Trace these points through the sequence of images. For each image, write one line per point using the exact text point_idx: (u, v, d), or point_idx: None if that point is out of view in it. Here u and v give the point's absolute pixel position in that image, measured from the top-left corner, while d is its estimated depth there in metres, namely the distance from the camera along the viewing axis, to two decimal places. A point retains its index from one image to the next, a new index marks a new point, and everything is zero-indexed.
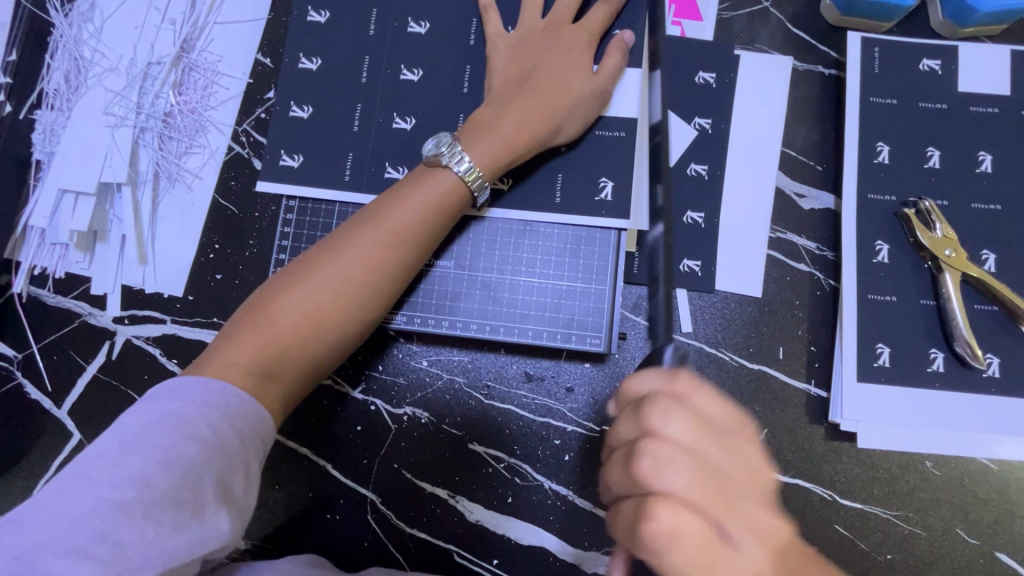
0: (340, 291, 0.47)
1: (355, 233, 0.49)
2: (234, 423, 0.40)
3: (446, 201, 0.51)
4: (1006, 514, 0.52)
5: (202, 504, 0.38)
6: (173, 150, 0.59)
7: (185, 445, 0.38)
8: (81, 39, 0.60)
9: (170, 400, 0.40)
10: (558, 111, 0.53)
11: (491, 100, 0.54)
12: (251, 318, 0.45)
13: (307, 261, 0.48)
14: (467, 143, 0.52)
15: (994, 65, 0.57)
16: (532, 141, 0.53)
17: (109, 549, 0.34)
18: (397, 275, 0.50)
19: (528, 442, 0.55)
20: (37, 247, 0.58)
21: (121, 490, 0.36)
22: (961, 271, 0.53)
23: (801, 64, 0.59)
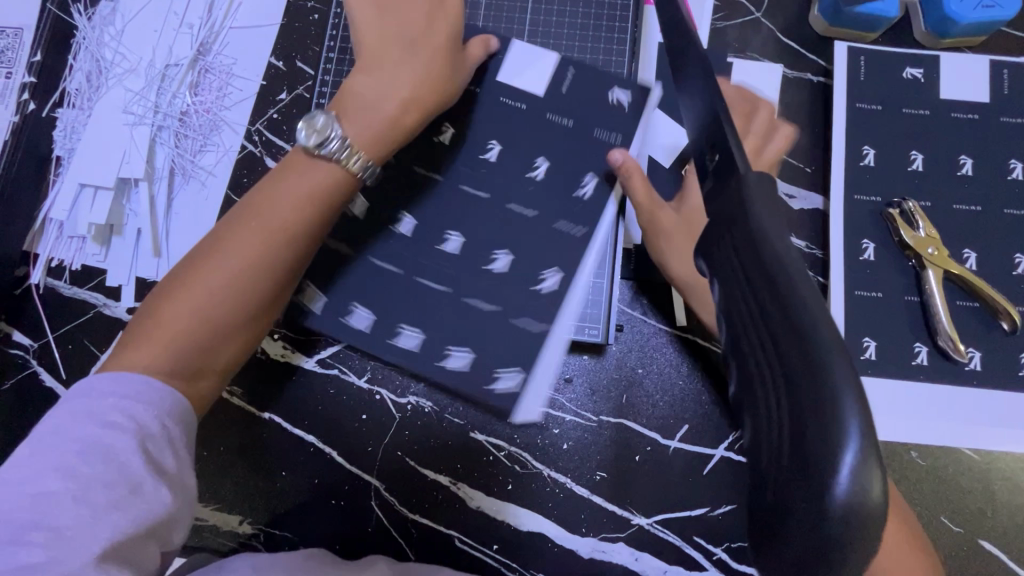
0: (226, 284, 0.45)
1: (240, 225, 0.46)
2: (152, 406, 0.41)
3: (328, 186, 0.48)
4: (989, 503, 0.54)
5: (137, 480, 0.39)
6: (188, 147, 0.62)
7: (102, 433, 0.39)
8: (102, 41, 0.62)
9: (78, 399, 0.40)
10: (417, 90, 0.51)
11: (382, 69, 0.51)
12: (145, 319, 0.44)
13: (195, 257, 0.46)
14: (344, 124, 0.50)
15: (974, 73, 0.60)
16: (403, 120, 0.51)
17: (47, 533, 0.36)
18: (284, 262, 0.47)
19: (528, 430, 0.57)
20: (55, 240, 0.60)
21: (48, 482, 0.37)
22: (943, 268, 0.55)
23: (791, 71, 0.62)
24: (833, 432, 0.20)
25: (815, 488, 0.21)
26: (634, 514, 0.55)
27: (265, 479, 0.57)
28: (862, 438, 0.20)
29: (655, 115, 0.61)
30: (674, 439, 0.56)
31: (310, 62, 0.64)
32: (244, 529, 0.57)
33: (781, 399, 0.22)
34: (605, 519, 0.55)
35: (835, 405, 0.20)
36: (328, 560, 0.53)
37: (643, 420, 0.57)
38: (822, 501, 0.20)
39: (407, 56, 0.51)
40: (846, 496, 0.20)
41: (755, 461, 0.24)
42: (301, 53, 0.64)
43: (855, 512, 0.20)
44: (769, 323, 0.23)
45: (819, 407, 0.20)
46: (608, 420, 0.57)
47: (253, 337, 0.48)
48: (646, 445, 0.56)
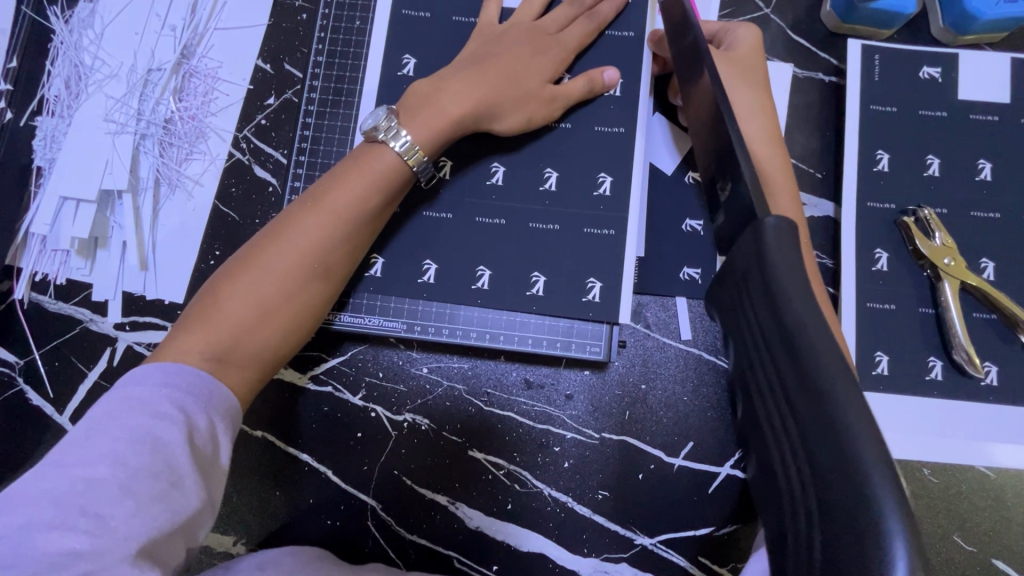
0: (285, 273, 0.46)
1: (300, 214, 0.47)
2: (202, 401, 0.40)
3: (387, 178, 0.49)
4: (1004, 522, 0.52)
5: (180, 472, 0.38)
6: (174, 156, 0.59)
7: (155, 424, 0.38)
8: (81, 45, 0.60)
9: (132, 387, 0.40)
10: (501, 99, 0.53)
11: (435, 75, 0.53)
12: (201, 307, 0.44)
13: (253, 246, 0.47)
14: (405, 118, 0.51)
15: (994, 72, 0.57)
16: (468, 118, 0.52)
17: (92, 522, 0.34)
18: (345, 254, 0.49)
19: (528, 448, 0.55)
20: (38, 253, 0.58)
21: (95, 468, 0.36)
22: (960, 279, 0.53)
23: (801, 71, 0.59)
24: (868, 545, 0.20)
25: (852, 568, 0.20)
26: (637, 534, 0.54)
27: (258, 497, 0.56)
28: (897, 515, 0.20)
29: (653, 119, 0.59)
30: (678, 457, 0.54)
31: (299, 65, 0.61)
32: (237, 549, 0.56)
33: (816, 496, 0.23)
34: (608, 539, 0.54)
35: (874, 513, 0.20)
36: (319, 556, 0.51)
37: (647, 438, 0.55)
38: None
39: (495, 68, 0.53)
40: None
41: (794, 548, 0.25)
42: (289, 55, 0.61)
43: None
44: (800, 420, 0.24)
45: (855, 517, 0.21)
46: (610, 438, 0.55)
47: (306, 328, 0.48)
48: (650, 463, 0.54)
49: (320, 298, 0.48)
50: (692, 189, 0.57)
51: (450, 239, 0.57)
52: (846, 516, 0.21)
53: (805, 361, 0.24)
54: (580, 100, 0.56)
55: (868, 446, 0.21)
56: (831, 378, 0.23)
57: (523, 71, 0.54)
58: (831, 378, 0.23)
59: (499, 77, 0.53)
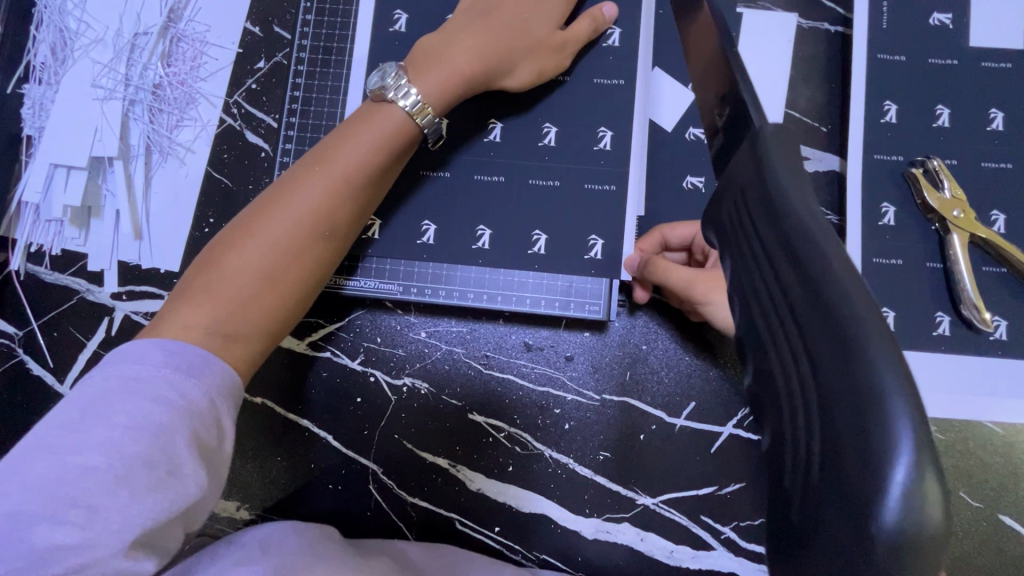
0: (288, 240, 0.44)
1: (300, 180, 0.46)
2: (203, 384, 0.38)
3: (390, 138, 0.47)
4: (1012, 477, 0.52)
5: (178, 462, 0.35)
6: (164, 122, 0.58)
7: (155, 409, 0.35)
8: (65, 10, 0.59)
9: (129, 363, 0.37)
10: (511, 51, 0.51)
11: (444, 29, 0.51)
12: (199, 276, 0.43)
13: (252, 213, 0.45)
14: (415, 77, 0.49)
15: (1007, 17, 0.55)
16: (480, 78, 0.51)
17: (83, 514, 0.33)
18: (347, 221, 0.47)
19: (528, 411, 0.55)
20: (32, 224, 0.58)
21: (88, 456, 0.34)
22: (970, 231, 0.51)
23: (806, 20, 0.57)
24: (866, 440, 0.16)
25: (858, 506, 0.17)
26: (638, 494, 0.54)
27: (260, 463, 0.56)
28: (915, 442, 0.16)
29: (655, 74, 0.57)
30: (680, 416, 0.54)
31: (288, 27, 0.60)
32: (241, 515, 0.56)
33: (814, 424, 0.19)
34: (609, 499, 0.54)
35: (882, 409, 0.16)
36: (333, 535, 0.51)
37: (648, 398, 0.54)
38: (868, 522, 0.16)
39: (502, 18, 0.51)
40: (895, 522, 0.16)
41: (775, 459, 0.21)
42: (277, 16, 0.60)
43: (908, 539, 0.16)
44: (801, 334, 0.20)
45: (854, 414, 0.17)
46: (610, 398, 0.54)
47: (307, 298, 0.47)
48: (651, 423, 0.54)
49: (323, 267, 0.47)
50: (693, 146, 0.56)
51: (442, 200, 0.56)
52: (853, 445, 0.17)
53: (808, 262, 0.19)
54: (587, 41, 0.54)
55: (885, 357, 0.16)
56: (841, 273, 0.18)
57: (531, 19, 0.51)
58: (828, 260, 0.19)
59: (507, 27, 0.51)
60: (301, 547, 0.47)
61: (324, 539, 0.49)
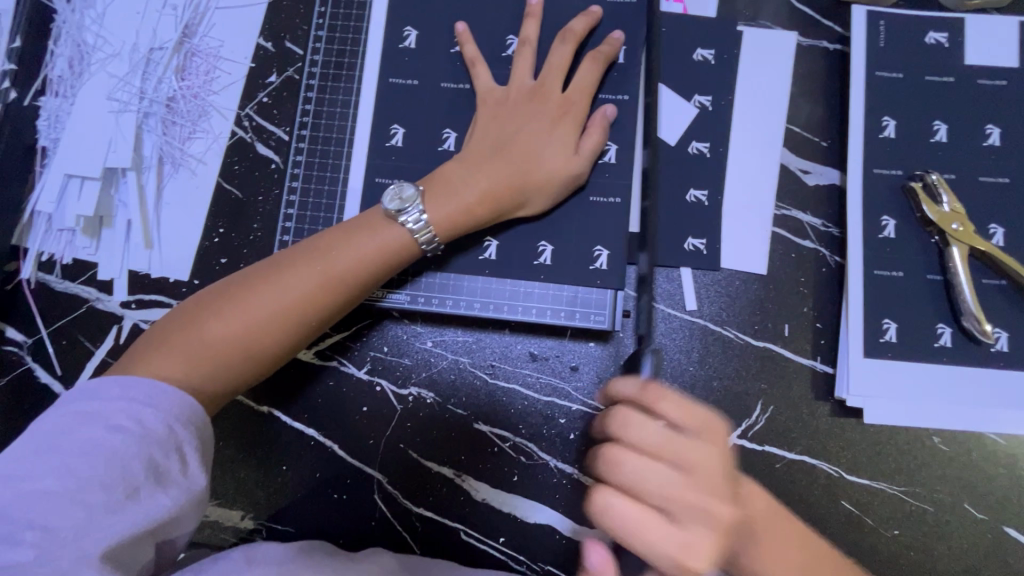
0: (272, 321, 0.46)
1: (300, 264, 0.47)
2: (159, 411, 0.39)
3: (388, 252, 0.49)
4: (1015, 488, 0.52)
5: (138, 482, 0.37)
6: (177, 135, 0.60)
7: (111, 435, 0.37)
8: (83, 25, 0.60)
9: (87, 399, 0.39)
10: (527, 186, 0.53)
11: (462, 156, 0.53)
12: (181, 332, 0.44)
13: (243, 281, 0.47)
14: (427, 201, 0.51)
15: (1001, 36, 0.57)
16: (491, 213, 0.52)
17: (41, 533, 0.34)
18: (331, 313, 0.48)
19: (534, 421, 0.55)
20: (44, 233, 0.59)
21: (46, 481, 0.35)
22: (968, 244, 0.52)
23: (805, 39, 0.58)
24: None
25: None
26: None
27: (263, 472, 0.56)
28: None
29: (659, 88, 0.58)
30: None
31: (300, 42, 0.61)
32: (245, 524, 0.56)
33: None
34: None
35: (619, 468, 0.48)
36: (324, 547, 0.51)
37: None
38: None
39: (515, 147, 0.53)
40: None
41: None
42: (290, 32, 0.61)
43: None
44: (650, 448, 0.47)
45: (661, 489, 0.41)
46: None
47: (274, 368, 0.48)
48: None
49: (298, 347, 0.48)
50: (696, 160, 0.57)
51: None
52: None
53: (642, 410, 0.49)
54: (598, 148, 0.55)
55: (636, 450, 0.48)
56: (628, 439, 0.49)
57: (546, 150, 0.53)
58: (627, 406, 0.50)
59: (519, 163, 0.52)
60: (293, 562, 0.47)
61: (318, 549, 0.50)
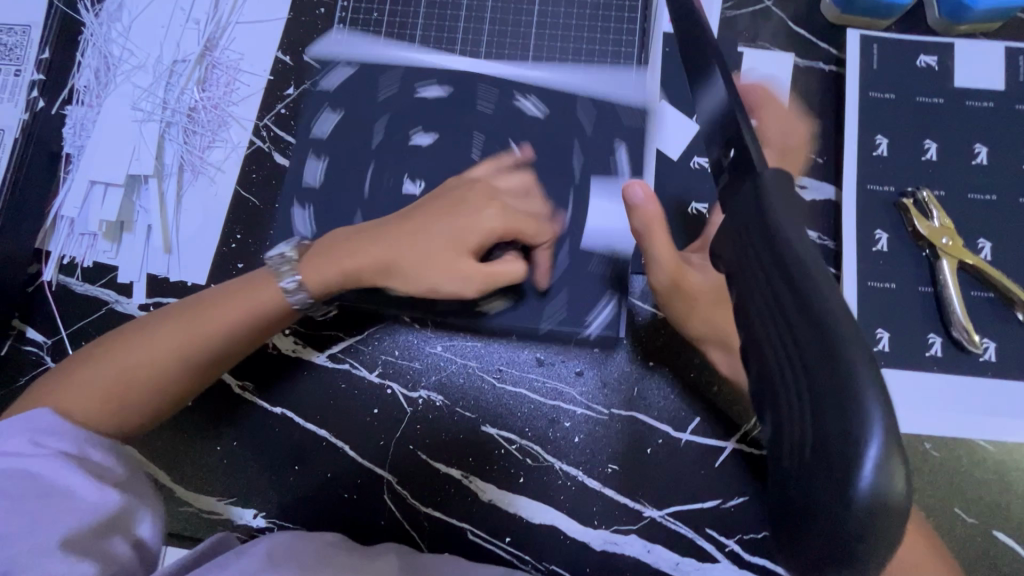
0: (115, 374, 0.50)
1: (187, 320, 0.52)
2: (63, 433, 0.45)
3: (259, 313, 0.53)
4: (1004, 494, 0.54)
5: (71, 484, 0.43)
6: (197, 144, 0.62)
7: (24, 458, 0.43)
8: (109, 37, 0.63)
9: (44, 432, 0.45)
10: (398, 261, 0.54)
11: (393, 219, 0.56)
12: (69, 377, 0.50)
13: (151, 327, 0.52)
14: (304, 267, 0.55)
15: (988, 60, 0.59)
16: (363, 277, 0.55)
17: (10, 535, 0.40)
18: (222, 358, 0.53)
19: (539, 424, 0.57)
20: (66, 237, 0.61)
21: (14, 494, 0.41)
22: (958, 258, 0.55)
23: (802, 60, 0.61)
24: (851, 383, 0.18)
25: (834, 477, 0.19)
26: (646, 507, 0.55)
27: (275, 473, 0.58)
28: (885, 433, 0.17)
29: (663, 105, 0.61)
30: (686, 431, 0.56)
31: (317, 56, 0.64)
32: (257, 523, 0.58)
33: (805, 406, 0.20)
34: (617, 512, 0.56)
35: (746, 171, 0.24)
36: (340, 542, 0.53)
37: (655, 412, 0.56)
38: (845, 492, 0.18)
39: (439, 219, 0.55)
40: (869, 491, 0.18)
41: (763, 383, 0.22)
42: (308, 47, 0.64)
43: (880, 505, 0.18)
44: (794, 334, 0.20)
45: (832, 377, 0.19)
46: (618, 413, 0.57)
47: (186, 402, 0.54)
48: (658, 437, 0.56)
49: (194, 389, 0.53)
50: (697, 174, 0.59)
51: None
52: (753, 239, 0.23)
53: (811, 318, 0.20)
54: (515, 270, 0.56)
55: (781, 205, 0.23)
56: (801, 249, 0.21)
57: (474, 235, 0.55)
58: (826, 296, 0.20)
59: (422, 247, 0.54)
60: (311, 559, 0.48)
61: (335, 545, 0.51)
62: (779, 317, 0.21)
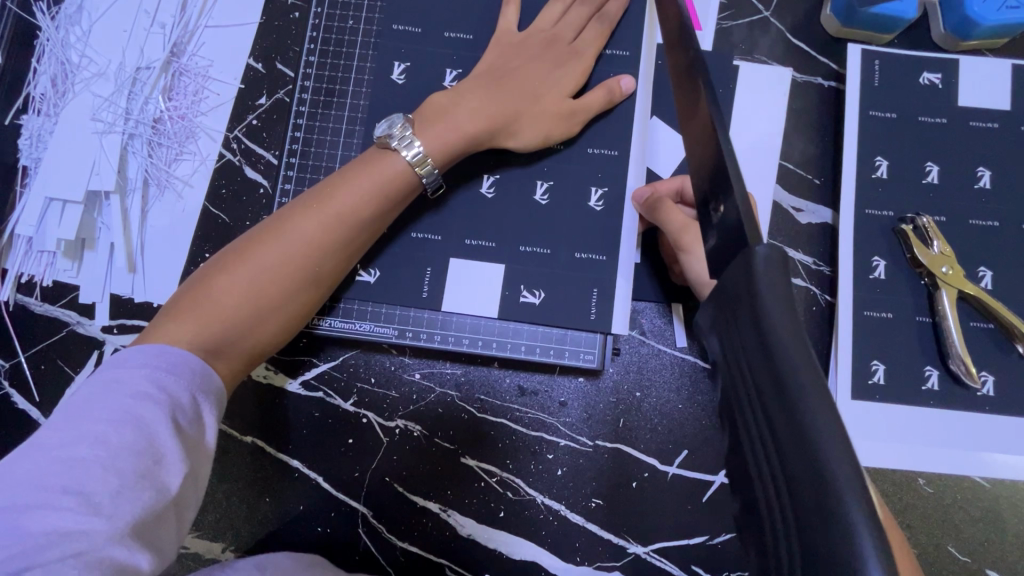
0: (271, 269, 0.45)
1: (305, 210, 0.47)
2: (184, 379, 0.39)
3: (392, 181, 0.50)
4: (999, 530, 0.52)
5: (163, 452, 0.36)
6: (163, 156, 0.58)
7: (136, 401, 0.37)
8: (67, 42, 0.59)
9: (131, 367, 0.38)
10: (518, 114, 0.54)
11: (454, 88, 0.54)
12: (190, 296, 0.44)
13: (261, 233, 0.47)
14: (419, 128, 0.51)
15: (995, 79, 0.57)
16: (483, 136, 0.53)
17: (79, 500, 0.33)
18: (351, 244, 0.49)
19: (521, 456, 0.55)
20: (24, 255, 0.57)
21: (76, 449, 0.34)
22: (958, 288, 0.52)
23: (800, 75, 0.58)
24: (837, 499, 0.19)
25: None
26: (630, 543, 0.53)
27: (246, 503, 0.55)
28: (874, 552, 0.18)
29: (653, 122, 0.58)
30: (672, 465, 0.54)
31: (291, 64, 0.60)
32: (226, 555, 0.55)
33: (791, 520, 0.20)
34: (601, 548, 0.54)
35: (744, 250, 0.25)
36: (319, 562, 0.50)
37: (641, 445, 0.54)
38: None
39: (521, 93, 0.54)
40: None
41: (752, 501, 0.23)
42: (281, 54, 0.60)
43: None
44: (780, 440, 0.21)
45: (819, 498, 0.19)
46: (603, 445, 0.54)
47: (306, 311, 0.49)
48: (644, 471, 0.54)
49: (318, 289, 0.49)
50: None
51: (438, 247, 0.57)
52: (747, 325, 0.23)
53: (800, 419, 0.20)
54: (601, 110, 0.56)
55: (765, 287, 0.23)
56: (786, 338, 0.22)
57: (543, 82, 0.55)
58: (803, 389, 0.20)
59: (518, 94, 0.54)
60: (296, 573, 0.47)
61: (322, 565, 0.50)
62: (771, 432, 0.21)
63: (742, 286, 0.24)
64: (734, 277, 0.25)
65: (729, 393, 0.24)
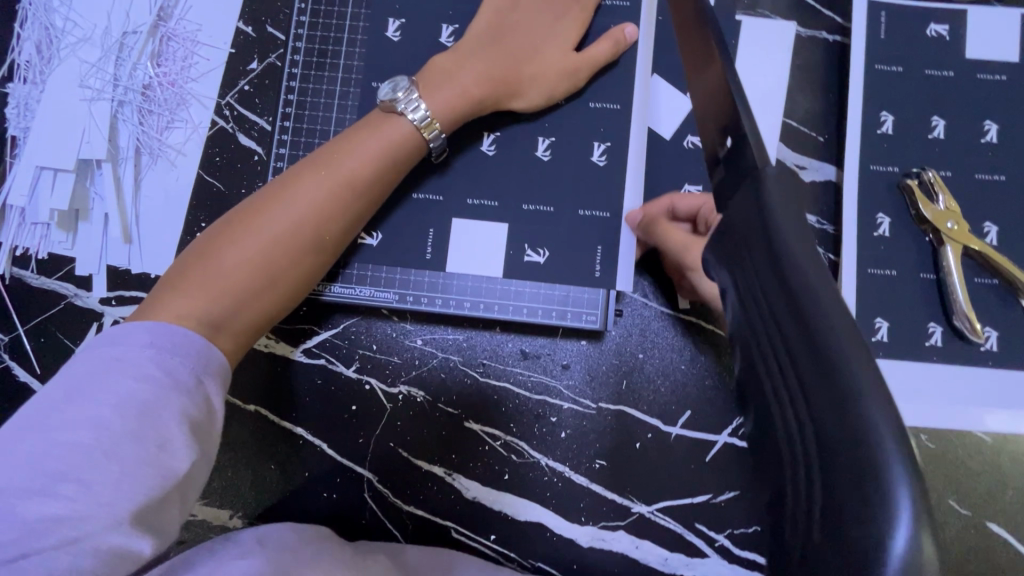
0: (277, 238, 0.45)
1: (307, 177, 0.46)
2: (189, 361, 0.38)
3: (394, 145, 0.49)
4: (1000, 484, 0.52)
5: (167, 436, 0.35)
6: (154, 124, 0.57)
7: (139, 383, 0.35)
8: (51, 7, 0.57)
9: (131, 347, 0.37)
10: (519, 73, 0.52)
11: (455, 48, 0.53)
12: (194, 268, 0.43)
13: (264, 201, 0.46)
14: (424, 91, 0.50)
15: (1003, 29, 0.55)
16: (487, 98, 0.52)
17: (76, 488, 0.32)
18: (356, 211, 0.48)
19: (525, 419, 0.55)
20: (17, 227, 0.56)
21: (79, 433, 0.33)
22: (962, 244, 0.52)
23: (805, 29, 0.57)
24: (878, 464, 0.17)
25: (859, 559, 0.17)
26: (634, 502, 0.54)
27: (252, 471, 0.56)
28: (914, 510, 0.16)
29: (653, 81, 0.57)
30: (675, 425, 0.54)
31: (282, 27, 0.59)
32: (234, 523, 0.56)
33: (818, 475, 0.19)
34: (606, 508, 0.54)
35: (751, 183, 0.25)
36: (324, 534, 0.51)
37: (645, 406, 0.54)
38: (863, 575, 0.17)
39: (521, 51, 0.53)
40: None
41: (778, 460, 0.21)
42: (271, 16, 0.59)
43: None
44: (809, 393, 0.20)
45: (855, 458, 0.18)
46: (607, 407, 0.55)
47: (311, 281, 0.49)
48: (647, 432, 0.54)
49: (323, 258, 0.48)
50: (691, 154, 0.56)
51: (436, 212, 0.56)
52: (768, 274, 0.22)
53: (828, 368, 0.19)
54: (604, 63, 0.55)
55: (786, 230, 0.22)
56: (816, 285, 0.20)
57: (543, 40, 0.54)
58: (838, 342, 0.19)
59: (517, 53, 0.53)
60: (298, 543, 0.47)
61: (324, 536, 0.50)
62: (800, 388, 0.20)
63: (758, 229, 0.23)
64: (749, 219, 0.24)
65: (751, 347, 0.23)
